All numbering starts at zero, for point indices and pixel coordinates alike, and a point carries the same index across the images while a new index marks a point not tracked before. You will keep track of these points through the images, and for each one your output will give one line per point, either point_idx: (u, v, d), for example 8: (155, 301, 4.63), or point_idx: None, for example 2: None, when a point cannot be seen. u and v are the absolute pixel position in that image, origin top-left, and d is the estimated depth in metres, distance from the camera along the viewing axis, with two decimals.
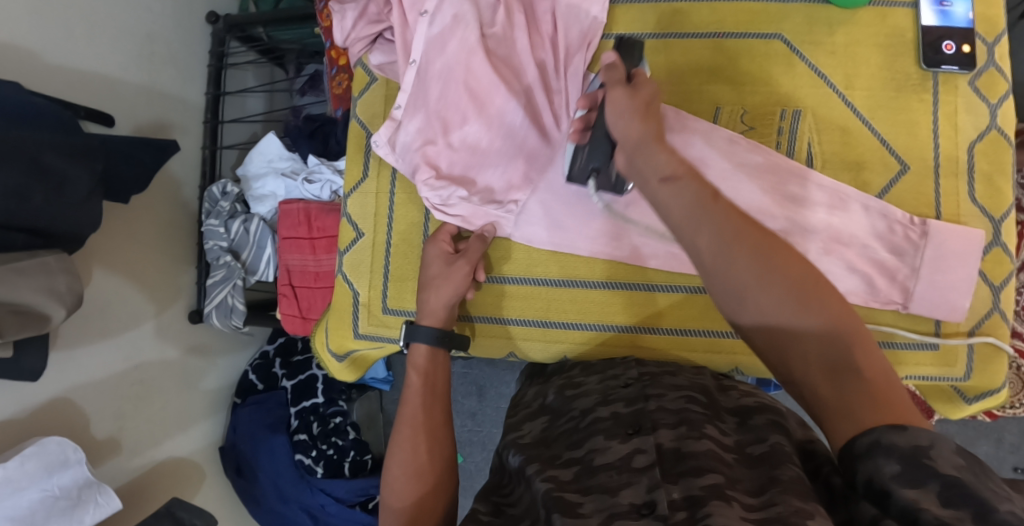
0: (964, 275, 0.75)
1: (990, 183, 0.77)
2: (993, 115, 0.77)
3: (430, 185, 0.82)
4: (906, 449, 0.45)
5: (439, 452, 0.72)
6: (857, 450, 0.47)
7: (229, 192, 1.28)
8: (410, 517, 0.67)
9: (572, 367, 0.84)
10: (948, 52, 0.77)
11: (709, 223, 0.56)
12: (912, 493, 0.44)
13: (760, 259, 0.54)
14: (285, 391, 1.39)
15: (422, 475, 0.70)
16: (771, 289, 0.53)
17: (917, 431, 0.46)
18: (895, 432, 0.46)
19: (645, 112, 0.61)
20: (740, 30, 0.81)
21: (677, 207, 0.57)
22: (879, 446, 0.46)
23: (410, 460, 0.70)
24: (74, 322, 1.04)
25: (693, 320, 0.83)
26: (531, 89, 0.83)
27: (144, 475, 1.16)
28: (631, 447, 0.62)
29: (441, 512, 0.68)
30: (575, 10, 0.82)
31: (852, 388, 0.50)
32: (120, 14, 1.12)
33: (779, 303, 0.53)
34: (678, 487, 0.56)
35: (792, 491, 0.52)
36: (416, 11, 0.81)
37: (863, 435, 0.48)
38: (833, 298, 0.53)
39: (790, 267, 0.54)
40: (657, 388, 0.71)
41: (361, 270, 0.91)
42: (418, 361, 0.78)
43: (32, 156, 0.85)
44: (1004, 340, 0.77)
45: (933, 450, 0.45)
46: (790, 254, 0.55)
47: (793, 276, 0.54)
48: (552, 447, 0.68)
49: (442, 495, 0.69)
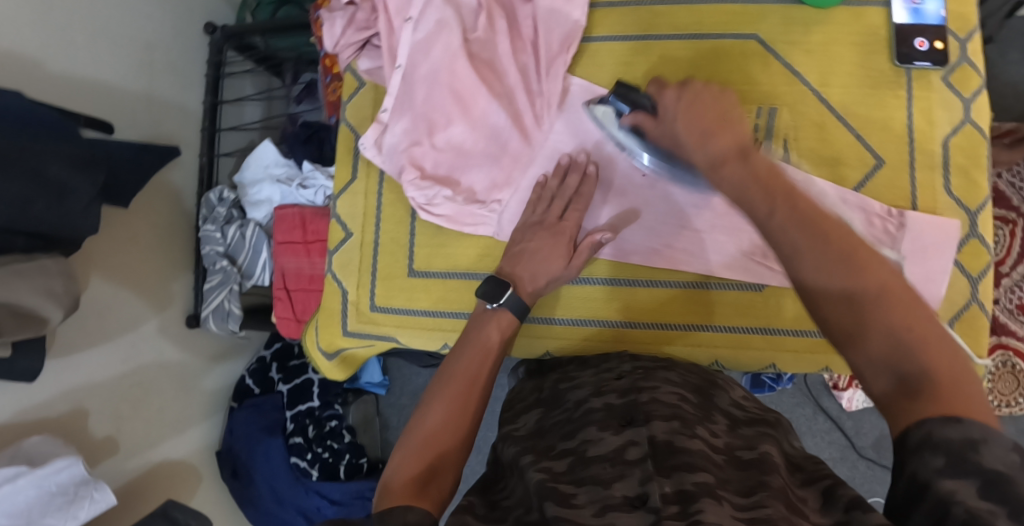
0: (938, 266, 0.76)
1: (966, 176, 0.78)
2: (967, 109, 0.78)
3: (416, 185, 0.84)
4: (955, 443, 0.45)
5: (478, 390, 0.68)
6: (910, 443, 0.47)
7: (226, 198, 1.31)
8: (426, 468, 0.61)
9: (567, 362, 0.84)
10: (921, 49, 0.78)
11: (774, 226, 0.58)
12: (951, 483, 0.44)
13: (818, 261, 0.55)
14: (282, 395, 1.40)
15: (453, 429, 0.64)
16: (834, 289, 0.54)
17: (972, 424, 0.45)
18: (949, 425, 0.46)
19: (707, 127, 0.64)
20: (717, 30, 0.82)
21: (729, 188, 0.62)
22: (928, 440, 0.46)
23: (453, 413, 0.65)
24: (72, 324, 1.06)
25: (673, 315, 0.84)
26: (514, 91, 0.85)
27: (141, 476, 1.17)
28: (624, 439, 0.61)
29: (459, 445, 0.64)
30: (556, 14, 0.83)
31: (922, 398, 0.48)
32: (120, 24, 1.14)
33: (843, 305, 0.54)
34: (670, 481, 0.55)
35: (780, 496, 0.53)
36: (401, 17, 0.84)
37: (916, 427, 0.47)
38: (903, 313, 0.52)
39: (865, 271, 0.54)
40: (650, 382, 0.70)
41: (350, 268, 0.93)
42: (502, 324, 0.75)
43: (35, 168, 0.85)
44: (984, 330, 0.77)
45: (984, 444, 0.44)
46: (861, 251, 0.55)
47: (856, 281, 0.54)
48: (547, 438, 0.69)
49: (462, 444, 0.64)
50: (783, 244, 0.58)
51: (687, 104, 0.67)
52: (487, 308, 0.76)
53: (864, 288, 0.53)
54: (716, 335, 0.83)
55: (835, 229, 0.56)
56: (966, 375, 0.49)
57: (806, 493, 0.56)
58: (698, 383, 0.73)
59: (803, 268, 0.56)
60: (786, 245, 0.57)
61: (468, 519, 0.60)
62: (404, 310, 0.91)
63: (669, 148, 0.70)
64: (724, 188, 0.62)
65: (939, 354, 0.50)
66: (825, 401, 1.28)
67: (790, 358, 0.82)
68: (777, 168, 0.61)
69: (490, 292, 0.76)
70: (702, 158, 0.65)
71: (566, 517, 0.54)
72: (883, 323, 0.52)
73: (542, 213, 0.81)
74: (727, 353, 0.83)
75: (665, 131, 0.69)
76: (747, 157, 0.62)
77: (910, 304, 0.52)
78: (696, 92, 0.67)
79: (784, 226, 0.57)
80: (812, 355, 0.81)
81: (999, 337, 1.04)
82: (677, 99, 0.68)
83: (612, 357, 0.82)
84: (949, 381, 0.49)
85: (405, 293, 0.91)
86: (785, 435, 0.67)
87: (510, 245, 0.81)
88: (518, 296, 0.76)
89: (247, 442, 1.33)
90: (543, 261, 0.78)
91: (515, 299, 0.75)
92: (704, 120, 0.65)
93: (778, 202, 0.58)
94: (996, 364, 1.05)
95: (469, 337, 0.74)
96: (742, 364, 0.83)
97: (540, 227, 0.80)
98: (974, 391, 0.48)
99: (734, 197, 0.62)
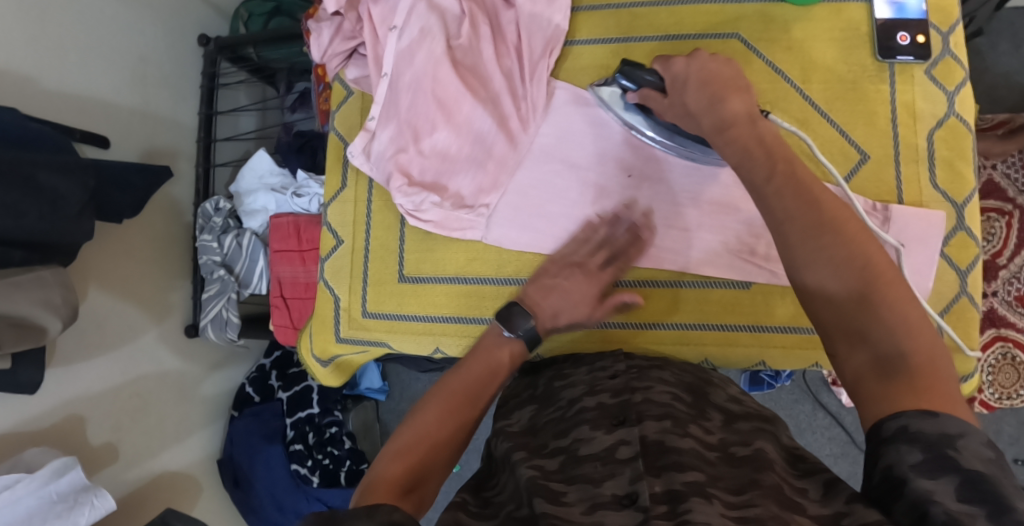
0: (925, 258, 0.77)
1: (951, 168, 0.78)
2: (950, 102, 0.78)
3: (403, 191, 0.85)
4: (931, 437, 0.46)
5: (476, 406, 0.68)
6: (884, 434, 0.48)
7: (221, 207, 1.32)
8: (412, 470, 0.61)
9: (562, 360, 0.83)
10: (902, 43, 0.79)
11: (771, 192, 0.60)
12: (929, 483, 0.44)
13: (809, 234, 0.57)
14: (281, 402, 1.40)
15: (442, 438, 0.64)
16: (824, 261, 0.56)
17: (947, 419, 0.46)
18: (926, 419, 0.47)
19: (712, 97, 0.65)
20: (698, 30, 0.83)
21: (730, 156, 0.64)
22: (904, 432, 0.47)
23: (445, 422, 0.65)
24: (70, 337, 1.07)
25: (661, 314, 0.84)
26: (498, 96, 0.86)
27: (142, 486, 1.18)
28: (616, 438, 0.61)
29: (446, 453, 0.64)
30: (538, 19, 0.85)
31: (897, 378, 0.50)
32: (113, 39, 1.16)
33: (829, 280, 0.55)
34: (660, 480, 0.55)
35: (773, 495, 0.52)
36: (386, 26, 0.85)
37: (891, 420, 0.48)
38: (889, 291, 0.54)
39: (854, 246, 0.56)
40: (644, 381, 0.69)
41: (341, 275, 0.94)
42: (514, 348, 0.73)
43: (27, 176, 0.87)
44: (974, 323, 0.77)
45: (962, 440, 0.45)
46: (851, 224, 0.57)
47: (846, 250, 0.56)
48: (539, 436, 0.68)
49: (449, 451, 0.64)
50: (776, 211, 0.59)
51: (695, 73, 0.67)
52: (504, 335, 0.73)
53: (852, 257, 0.55)
54: (705, 334, 0.83)
55: (829, 199, 0.58)
56: (937, 354, 0.51)
57: (803, 486, 0.55)
58: (692, 383, 0.71)
59: (792, 233, 0.58)
60: (781, 211, 0.59)
61: (462, 514, 0.58)
62: (395, 315, 0.91)
63: (679, 120, 0.71)
64: (727, 152, 0.65)
65: (916, 330, 0.52)
66: (825, 398, 1.27)
67: (779, 354, 0.82)
68: (780, 139, 0.64)
69: (512, 320, 0.73)
70: (708, 122, 0.66)
71: (553, 514, 0.53)
72: (867, 295, 0.54)
73: (582, 256, 0.79)
74: (715, 350, 0.83)
75: (674, 104, 0.70)
76: (755, 124, 0.64)
77: (895, 280, 0.55)
78: (704, 60, 0.67)
79: (780, 193, 0.59)
80: (802, 351, 0.81)
81: (998, 329, 0.98)
82: (684, 65, 0.68)
83: (607, 354, 0.81)
84: (924, 359, 0.51)
85: (395, 299, 0.91)
86: (783, 429, 0.66)
87: (538, 275, 0.79)
88: (537, 330, 0.74)
89: (248, 450, 1.34)
90: (571, 301, 0.76)
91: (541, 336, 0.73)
92: (711, 87, 0.66)
93: (777, 170, 0.60)
94: (995, 357, 1.00)
95: (477, 351, 0.73)
96: (730, 361, 0.84)
97: (578, 268, 0.77)
98: (945, 371, 0.50)
99: (734, 160, 0.64)
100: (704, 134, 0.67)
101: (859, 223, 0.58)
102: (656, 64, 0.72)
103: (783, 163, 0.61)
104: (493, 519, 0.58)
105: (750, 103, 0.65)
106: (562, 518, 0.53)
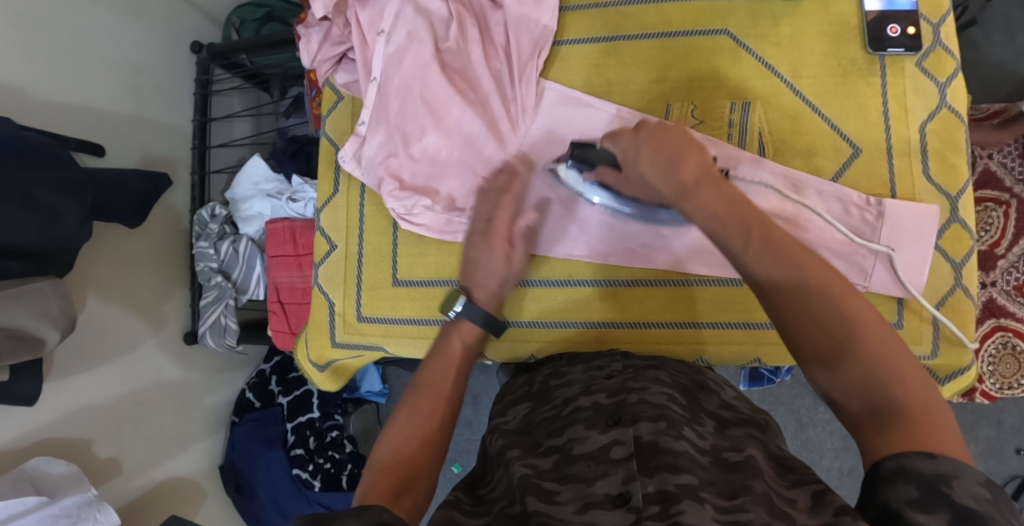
0: (918, 252, 0.76)
1: (944, 160, 0.77)
2: (942, 94, 0.78)
3: (395, 196, 0.86)
4: (927, 474, 0.45)
5: (447, 406, 0.68)
6: (881, 473, 0.48)
7: (217, 214, 1.30)
8: (398, 480, 0.61)
9: (559, 356, 0.83)
10: (893, 35, 0.78)
11: (750, 255, 0.58)
12: (923, 517, 0.44)
13: (794, 294, 0.55)
14: (282, 407, 1.40)
15: (422, 443, 0.65)
16: (812, 323, 0.54)
17: (944, 460, 0.46)
18: (922, 459, 0.46)
19: (675, 157, 0.63)
20: (686, 28, 0.83)
21: (705, 217, 0.61)
22: (902, 471, 0.46)
23: (420, 427, 0.66)
24: (69, 348, 1.07)
25: (654, 313, 0.84)
26: (487, 99, 0.86)
27: (144, 495, 1.18)
28: (610, 438, 0.60)
29: (428, 457, 0.64)
30: (526, 20, 0.84)
31: (894, 429, 0.49)
32: (106, 49, 1.16)
33: (821, 339, 0.54)
34: (653, 480, 0.54)
35: (763, 503, 0.52)
36: (373, 31, 0.85)
37: (889, 459, 0.48)
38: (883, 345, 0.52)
39: (842, 304, 0.54)
40: (640, 382, 0.69)
41: (336, 280, 0.94)
42: (465, 334, 0.74)
43: (23, 193, 0.86)
44: (970, 316, 0.77)
45: (957, 481, 0.45)
46: (835, 284, 0.55)
47: (829, 313, 0.54)
48: (535, 434, 0.68)
49: (429, 453, 0.64)
50: (758, 276, 0.58)
51: (645, 146, 0.65)
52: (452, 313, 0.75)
53: (841, 317, 0.54)
54: (701, 332, 0.83)
55: (807, 258, 0.56)
56: (936, 402, 0.50)
57: (793, 496, 0.55)
58: (687, 384, 0.71)
59: (777, 293, 0.56)
60: (764, 276, 0.57)
61: (455, 512, 0.58)
62: (389, 319, 0.91)
63: (639, 192, 0.68)
64: (700, 213, 0.61)
65: (914, 382, 0.51)
66: None
67: (774, 351, 0.82)
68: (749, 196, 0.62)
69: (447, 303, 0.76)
70: (669, 189, 0.63)
71: (545, 513, 0.54)
72: (857, 353, 0.52)
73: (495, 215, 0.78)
74: (711, 348, 0.83)
75: (632, 176, 0.68)
76: (719, 184, 0.61)
77: (884, 334, 0.53)
78: (651, 130, 0.66)
79: (760, 256, 0.57)
80: None
81: (997, 319, 0.97)
82: (633, 138, 0.67)
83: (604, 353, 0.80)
84: (922, 409, 0.50)
85: (389, 303, 0.91)
86: (774, 438, 0.66)
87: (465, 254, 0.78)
88: (475, 306, 0.75)
89: (249, 456, 1.34)
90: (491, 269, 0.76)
91: (473, 308, 0.74)
92: (666, 152, 0.64)
93: (752, 235, 0.58)
94: (994, 347, 0.97)
95: (436, 347, 0.74)
96: (726, 360, 0.84)
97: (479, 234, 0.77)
98: (945, 419, 0.49)
99: (706, 227, 0.61)
100: (666, 201, 0.65)
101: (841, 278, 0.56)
102: (606, 142, 0.70)
103: (759, 225, 0.59)
104: (484, 517, 0.58)
105: (707, 161, 0.63)
106: (554, 517, 0.53)
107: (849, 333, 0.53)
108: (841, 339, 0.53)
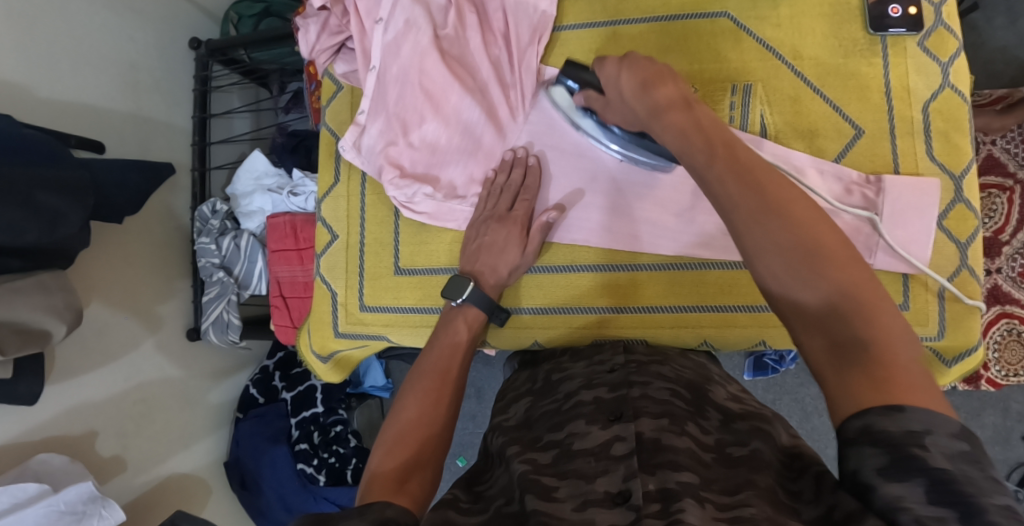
0: (920, 227, 0.76)
1: (948, 140, 0.77)
2: (944, 74, 0.77)
3: (396, 184, 0.85)
4: (896, 436, 0.43)
5: (451, 388, 0.70)
6: (847, 435, 0.46)
7: (218, 210, 1.30)
8: (406, 463, 0.61)
9: (562, 354, 0.83)
10: (894, 15, 0.77)
11: (709, 174, 0.56)
12: (896, 489, 0.43)
13: (754, 206, 0.53)
14: (285, 403, 1.39)
15: (428, 423, 0.66)
16: (777, 250, 0.52)
17: (912, 414, 0.44)
18: (888, 418, 0.44)
19: (647, 80, 0.64)
20: (685, 11, 0.83)
21: (669, 140, 0.61)
22: (868, 434, 0.44)
23: (426, 407, 0.67)
24: (72, 345, 1.07)
25: (661, 298, 0.84)
26: (486, 86, 0.86)
27: (149, 492, 1.18)
28: (611, 434, 0.60)
29: (433, 435, 0.65)
30: (523, 5, 0.84)
31: (860, 367, 0.47)
32: (105, 46, 1.16)
33: (788, 277, 0.52)
34: (654, 478, 0.54)
35: (766, 496, 0.51)
36: (371, 19, 0.85)
37: (854, 419, 0.46)
38: (842, 267, 0.51)
39: (802, 226, 0.52)
40: (642, 376, 0.69)
41: (337, 271, 0.95)
42: (469, 319, 0.79)
43: (24, 195, 0.84)
44: (976, 297, 0.77)
45: (928, 437, 0.43)
46: (798, 206, 0.53)
47: (795, 231, 0.52)
48: (534, 429, 0.68)
49: (434, 435, 0.65)
50: (719, 197, 0.55)
51: (626, 69, 0.67)
52: (454, 304, 0.80)
53: (799, 240, 0.52)
54: (703, 315, 0.83)
55: (773, 181, 0.54)
56: (897, 340, 0.48)
57: (798, 489, 0.53)
58: (691, 378, 0.71)
59: (737, 221, 0.54)
60: (722, 195, 0.55)
61: (451, 512, 0.56)
62: (392, 309, 0.91)
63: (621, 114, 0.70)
64: (666, 135, 0.61)
65: (873, 312, 0.49)
66: None
67: (778, 333, 0.81)
68: (719, 120, 0.60)
69: (453, 289, 0.80)
70: (642, 107, 0.64)
71: (544, 511, 0.53)
72: (826, 284, 0.50)
73: (502, 209, 0.83)
74: (713, 332, 0.83)
75: (614, 99, 0.70)
76: (689, 109, 0.61)
77: (847, 260, 0.51)
78: (637, 56, 0.68)
79: (720, 176, 0.55)
80: None
81: (1002, 306, 0.96)
82: (616, 65, 0.68)
83: (607, 346, 0.80)
84: (884, 346, 0.47)
85: (390, 292, 0.91)
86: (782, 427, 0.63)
87: (466, 243, 0.84)
88: (480, 290, 0.80)
89: (254, 453, 1.33)
90: (499, 253, 0.81)
91: (477, 293, 0.79)
92: (644, 77, 0.64)
93: (716, 153, 0.57)
94: (999, 333, 0.96)
95: (438, 335, 0.77)
96: (729, 342, 0.83)
97: (492, 221, 0.82)
98: (907, 352, 0.47)
99: (673, 145, 0.60)
100: (641, 122, 0.66)
101: (807, 202, 0.54)
102: (594, 68, 0.72)
103: (725, 146, 0.57)
104: (482, 514, 0.57)
105: (684, 89, 0.63)
106: (552, 516, 0.52)
107: (803, 260, 0.51)
108: (806, 263, 0.51)
